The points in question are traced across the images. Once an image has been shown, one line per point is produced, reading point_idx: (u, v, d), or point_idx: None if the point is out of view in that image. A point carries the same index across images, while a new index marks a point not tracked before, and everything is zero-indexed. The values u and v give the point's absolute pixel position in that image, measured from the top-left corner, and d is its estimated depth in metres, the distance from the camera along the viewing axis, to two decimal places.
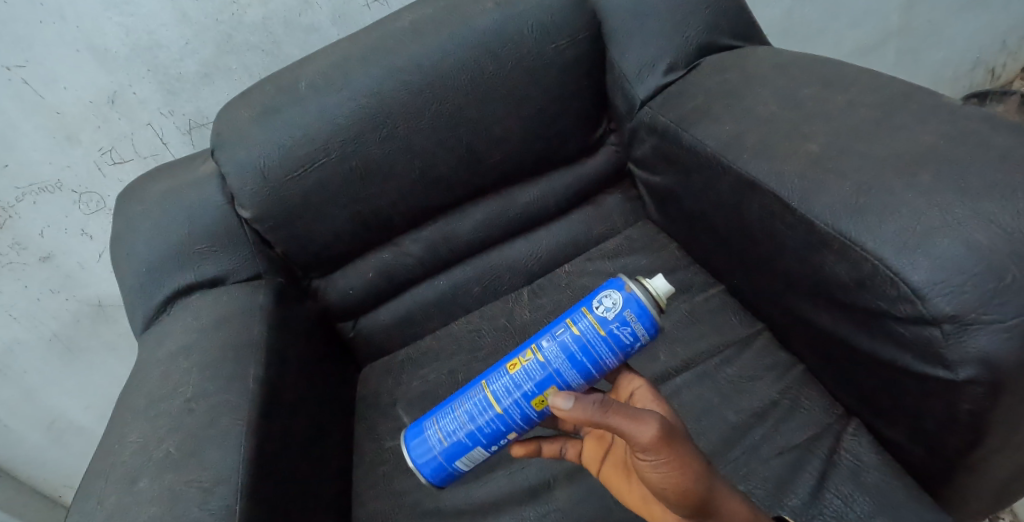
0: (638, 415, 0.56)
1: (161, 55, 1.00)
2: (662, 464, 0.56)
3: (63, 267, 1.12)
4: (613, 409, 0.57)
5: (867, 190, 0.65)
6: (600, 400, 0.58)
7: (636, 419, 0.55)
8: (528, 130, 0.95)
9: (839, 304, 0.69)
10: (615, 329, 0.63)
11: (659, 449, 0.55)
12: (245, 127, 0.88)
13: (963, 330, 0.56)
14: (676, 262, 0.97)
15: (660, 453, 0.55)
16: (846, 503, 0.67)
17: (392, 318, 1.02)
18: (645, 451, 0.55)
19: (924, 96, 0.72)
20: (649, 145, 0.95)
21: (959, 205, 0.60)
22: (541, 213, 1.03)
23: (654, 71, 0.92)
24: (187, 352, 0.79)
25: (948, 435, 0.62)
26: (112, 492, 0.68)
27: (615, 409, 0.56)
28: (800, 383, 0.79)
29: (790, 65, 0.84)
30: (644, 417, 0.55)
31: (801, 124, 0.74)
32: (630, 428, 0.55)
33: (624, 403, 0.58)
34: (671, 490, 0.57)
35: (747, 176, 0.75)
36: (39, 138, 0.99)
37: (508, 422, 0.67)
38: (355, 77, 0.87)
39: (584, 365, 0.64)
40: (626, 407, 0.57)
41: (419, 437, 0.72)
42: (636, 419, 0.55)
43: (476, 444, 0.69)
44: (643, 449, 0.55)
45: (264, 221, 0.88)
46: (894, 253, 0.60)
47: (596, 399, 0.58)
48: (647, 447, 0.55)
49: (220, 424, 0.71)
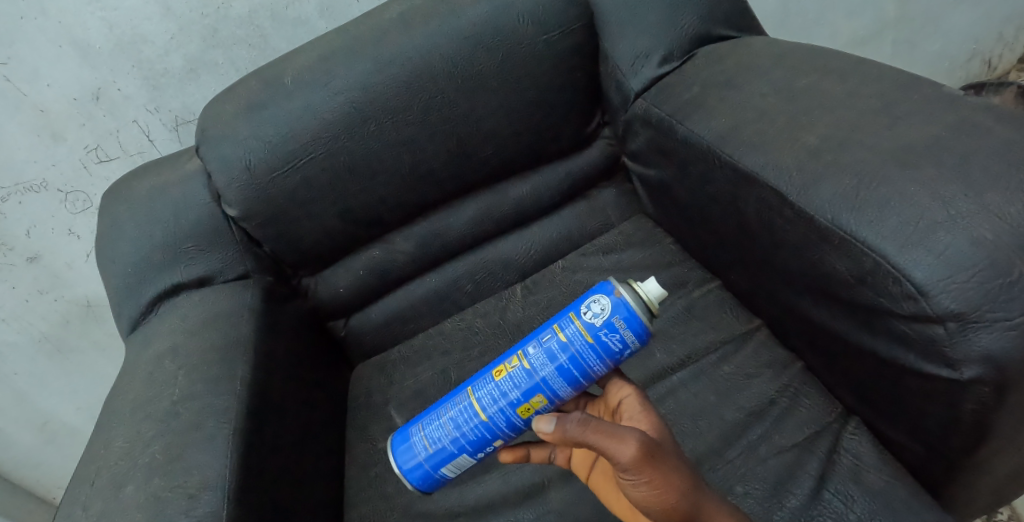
0: (618, 433, 0.54)
1: (146, 50, 0.98)
2: (644, 483, 0.54)
3: (50, 267, 1.10)
4: (593, 427, 0.55)
5: (867, 184, 0.63)
6: (580, 418, 0.56)
7: (615, 438, 0.54)
8: (521, 123, 0.93)
9: (838, 300, 0.67)
10: (603, 336, 0.61)
11: (641, 468, 0.53)
12: (230, 122, 0.85)
13: (968, 329, 0.55)
14: (672, 257, 0.96)
15: (642, 472, 0.53)
16: (846, 504, 0.66)
17: (384, 316, 1.00)
18: (627, 471, 0.54)
19: (923, 86, 0.70)
20: (643, 138, 0.93)
21: (963, 198, 0.58)
22: (534, 207, 1.01)
23: (648, 62, 0.90)
24: (174, 353, 0.77)
25: (950, 435, 0.61)
26: (97, 498, 0.66)
27: (595, 427, 0.55)
28: (798, 381, 0.77)
29: (787, 55, 0.82)
30: (624, 435, 0.54)
31: (799, 115, 0.73)
32: (611, 447, 0.54)
33: (605, 419, 0.56)
34: (654, 508, 0.55)
35: (745, 168, 0.73)
36: (23, 136, 0.97)
37: (494, 430, 0.65)
38: (342, 71, 0.85)
39: (571, 373, 0.62)
40: (607, 424, 0.55)
41: (405, 442, 0.70)
42: (616, 437, 0.54)
43: (462, 451, 0.67)
44: (625, 468, 0.54)
45: (250, 220, 0.86)
46: (895, 248, 0.59)
47: (577, 418, 0.57)
48: (627, 466, 0.53)
49: (207, 427, 0.69)
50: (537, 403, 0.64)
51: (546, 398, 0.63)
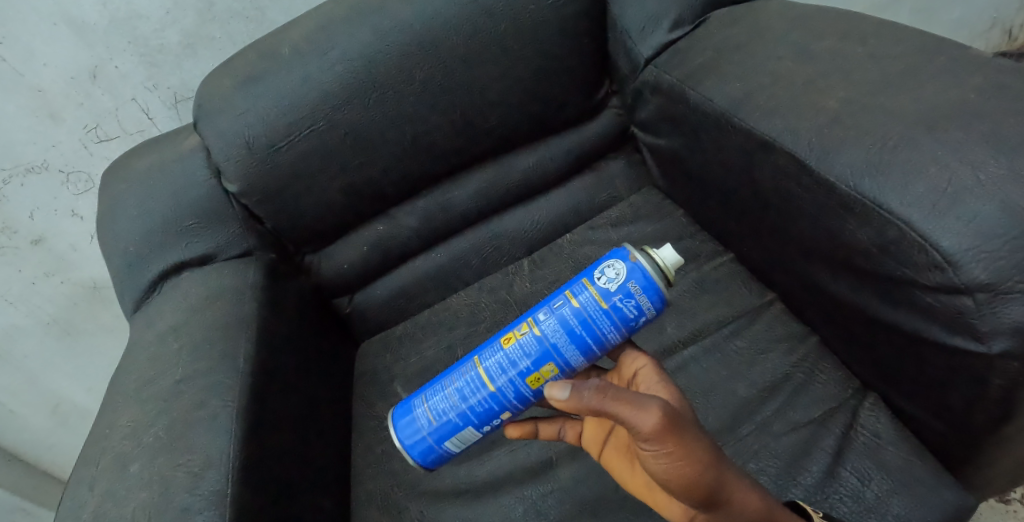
0: (638, 401, 0.52)
1: (141, 26, 0.95)
2: (665, 454, 0.52)
3: (55, 250, 1.09)
4: (611, 394, 0.54)
5: (890, 149, 0.60)
6: (598, 385, 0.55)
7: (636, 406, 0.52)
8: (525, 93, 0.90)
9: (858, 271, 0.65)
10: (618, 302, 0.59)
11: (662, 438, 0.51)
12: (228, 95, 0.83)
13: (999, 300, 0.52)
14: (683, 230, 0.93)
15: (663, 441, 0.51)
16: (863, 481, 0.65)
17: (388, 292, 0.98)
18: (648, 441, 0.52)
19: (950, 47, 0.66)
20: (653, 107, 0.90)
21: (994, 163, 0.55)
22: (541, 179, 0.98)
23: (658, 27, 0.86)
24: (176, 333, 0.76)
25: (975, 411, 0.59)
26: (102, 478, 0.65)
27: (614, 394, 0.53)
28: (814, 355, 0.75)
29: (805, 17, 0.78)
30: (646, 402, 0.52)
31: (818, 78, 0.69)
32: (631, 416, 0.52)
33: (624, 387, 0.54)
34: (675, 480, 0.53)
35: (760, 135, 0.70)
36: (22, 118, 0.95)
37: (501, 401, 0.64)
38: (340, 40, 0.82)
39: (584, 341, 0.60)
40: (627, 391, 0.53)
41: (410, 418, 0.68)
42: (636, 405, 0.52)
43: (467, 423, 0.66)
44: (645, 438, 0.52)
45: (250, 196, 0.84)
46: (921, 216, 0.56)
47: (595, 384, 0.55)
48: (648, 436, 0.51)
49: (209, 406, 0.68)
50: (547, 373, 0.62)
51: (557, 367, 0.62)
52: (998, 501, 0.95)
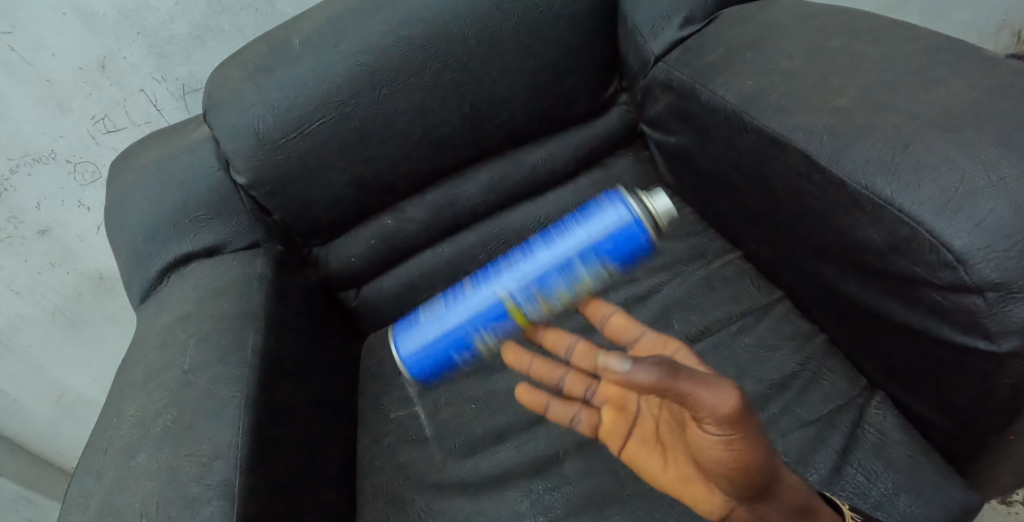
0: (714, 382, 0.47)
1: (150, 17, 0.95)
2: (729, 439, 0.48)
3: (61, 240, 1.09)
4: (683, 374, 0.47)
5: (902, 148, 0.60)
6: (669, 363, 0.47)
7: (713, 387, 0.47)
8: (535, 88, 0.90)
9: (868, 269, 0.65)
10: (581, 207, 0.72)
11: (735, 423, 0.47)
12: (239, 86, 0.83)
13: (1009, 300, 0.53)
14: (691, 227, 0.93)
15: (734, 426, 0.47)
16: (870, 479, 0.65)
17: (395, 286, 0.98)
18: (717, 424, 0.48)
19: (963, 46, 0.66)
20: (663, 104, 0.90)
21: (1006, 163, 0.55)
22: (550, 175, 0.98)
23: (670, 24, 0.86)
24: (184, 323, 0.76)
25: (984, 410, 0.59)
26: (110, 466, 0.66)
27: (688, 374, 0.47)
28: (821, 353, 0.75)
29: (817, 15, 0.78)
30: (722, 384, 0.47)
31: (830, 77, 0.69)
32: (708, 397, 0.46)
33: (692, 364, 0.48)
34: (731, 465, 0.50)
35: (771, 133, 0.70)
36: (30, 108, 0.95)
37: (474, 286, 0.72)
38: (352, 32, 0.82)
39: (550, 237, 0.71)
40: (701, 372, 0.47)
41: (407, 319, 0.75)
42: (713, 386, 0.47)
43: (444, 304, 0.73)
44: (717, 422, 0.47)
45: (259, 187, 0.84)
46: (933, 215, 0.56)
47: (665, 362, 0.47)
48: (723, 419, 0.47)
49: (218, 396, 0.68)
50: (515, 261, 0.71)
51: (523, 257, 0.71)
52: (1000, 503, 0.96)
